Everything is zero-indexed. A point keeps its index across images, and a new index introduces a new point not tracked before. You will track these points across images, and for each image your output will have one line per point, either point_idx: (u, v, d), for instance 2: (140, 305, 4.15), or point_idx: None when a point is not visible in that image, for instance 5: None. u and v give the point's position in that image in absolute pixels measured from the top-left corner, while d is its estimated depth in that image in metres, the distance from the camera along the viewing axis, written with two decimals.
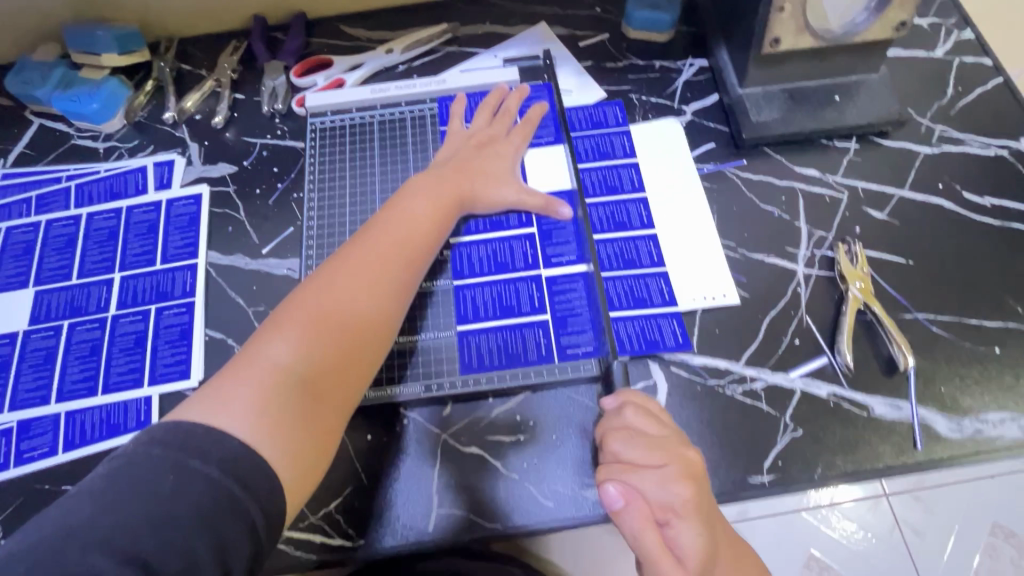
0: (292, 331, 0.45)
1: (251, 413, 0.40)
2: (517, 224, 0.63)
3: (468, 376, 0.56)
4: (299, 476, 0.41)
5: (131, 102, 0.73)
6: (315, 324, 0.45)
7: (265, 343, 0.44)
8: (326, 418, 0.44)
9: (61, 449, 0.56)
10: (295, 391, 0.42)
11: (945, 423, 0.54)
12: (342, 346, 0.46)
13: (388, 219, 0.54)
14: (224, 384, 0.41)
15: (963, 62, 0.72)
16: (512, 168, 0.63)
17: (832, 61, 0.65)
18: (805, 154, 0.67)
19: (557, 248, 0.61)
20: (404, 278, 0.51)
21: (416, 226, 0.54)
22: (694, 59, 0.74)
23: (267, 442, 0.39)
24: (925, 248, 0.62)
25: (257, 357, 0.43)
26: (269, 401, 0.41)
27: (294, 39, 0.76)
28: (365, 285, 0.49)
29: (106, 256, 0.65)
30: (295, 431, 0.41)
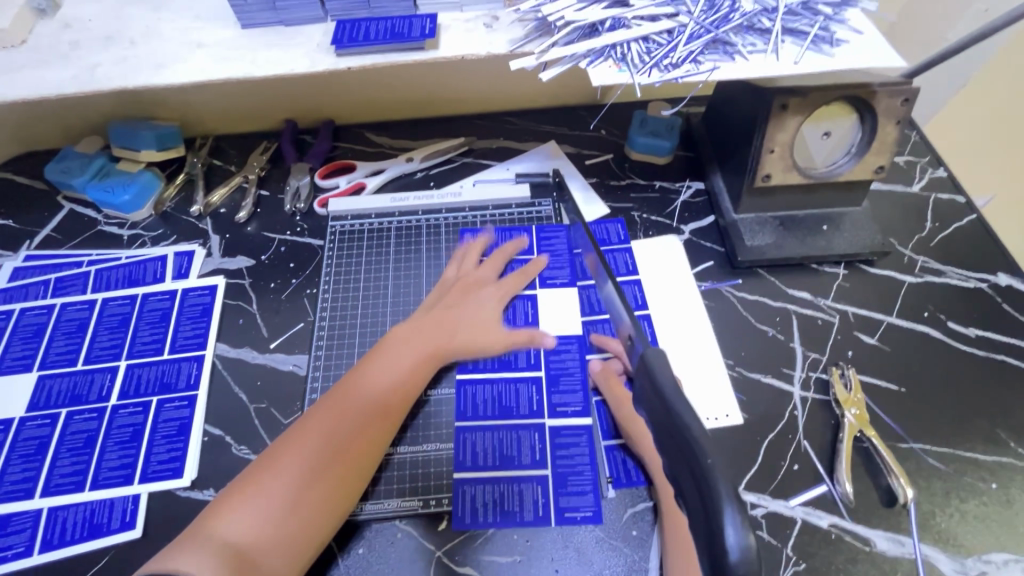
0: (258, 492, 0.44)
1: (202, 568, 0.39)
2: (525, 367, 0.63)
3: (458, 531, 0.54)
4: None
5: (162, 193, 0.77)
6: (282, 483, 0.45)
7: (229, 506, 0.43)
8: None
9: (38, 550, 0.54)
10: (245, 557, 0.42)
11: (949, 562, 0.53)
12: (306, 502, 0.46)
13: (369, 370, 0.56)
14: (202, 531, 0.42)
15: (938, 198, 0.78)
16: (496, 315, 0.65)
17: (820, 195, 0.70)
18: (797, 278, 0.71)
19: (564, 399, 0.61)
20: (374, 433, 0.52)
21: (392, 378, 0.56)
22: (691, 181, 0.79)
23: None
24: (916, 375, 0.64)
25: (218, 519, 0.43)
26: (220, 563, 0.40)
27: (322, 143, 0.81)
28: (337, 436, 0.49)
29: (115, 343, 0.66)
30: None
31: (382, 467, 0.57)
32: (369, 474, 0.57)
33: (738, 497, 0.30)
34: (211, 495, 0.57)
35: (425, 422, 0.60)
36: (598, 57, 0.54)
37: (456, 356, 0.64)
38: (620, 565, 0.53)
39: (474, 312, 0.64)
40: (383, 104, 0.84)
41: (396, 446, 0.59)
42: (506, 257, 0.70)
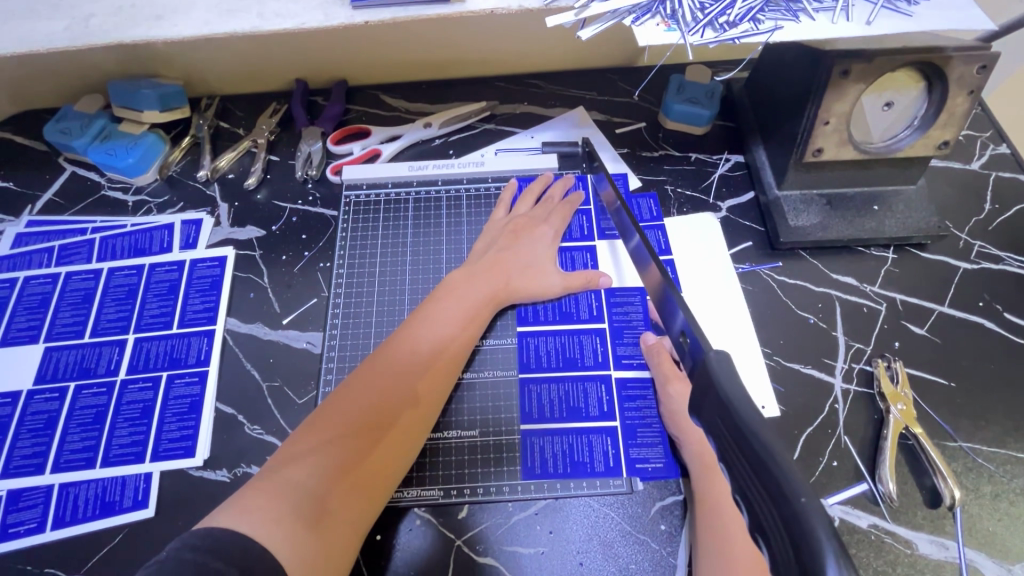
0: (327, 434, 0.44)
1: (274, 518, 0.38)
2: (588, 317, 0.60)
3: (530, 482, 0.53)
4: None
5: (166, 157, 0.73)
6: (347, 427, 0.44)
7: (299, 448, 0.43)
8: (340, 537, 0.41)
9: (50, 526, 0.53)
10: (321, 500, 0.41)
11: (995, 568, 0.51)
12: (370, 452, 0.45)
13: (425, 314, 0.55)
14: (270, 480, 0.41)
15: (1000, 177, 0.72)
16: (552, 258, 0.62)
17: (874, 171, 0.65)
18: (842, 261, 0.66)
19: (629, 348, 0.59)
20: (435, 376, 0.51)
21: (450, 320, 0.54)
22: (729, 154, 0.74)
23: (279, 542, 0.38)
24: (968, 369, 0.60)
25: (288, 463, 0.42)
26: (290, 513, 0.39)
27: (334, 105, 0.76)
28: (398, 379, 0.49)
29: (123, 315, 0.63)
30: (312, 538, 0.39)
31: (432, 458, 0.54)
32: (420, 479, 0.53)
33: (844, 553, 0.26)
34: (224, 476, 0.55)
35: (468, 409, 0.56)
36: (645, 13, 0.48)
37: (501, 347, 0.59)
38: (647, 561, 0.50)
39: (530, 255, 0.61)
40: (400, 64, 0.78)
41: (450, 453, 0.54)
42: (558, 201, 0.67)
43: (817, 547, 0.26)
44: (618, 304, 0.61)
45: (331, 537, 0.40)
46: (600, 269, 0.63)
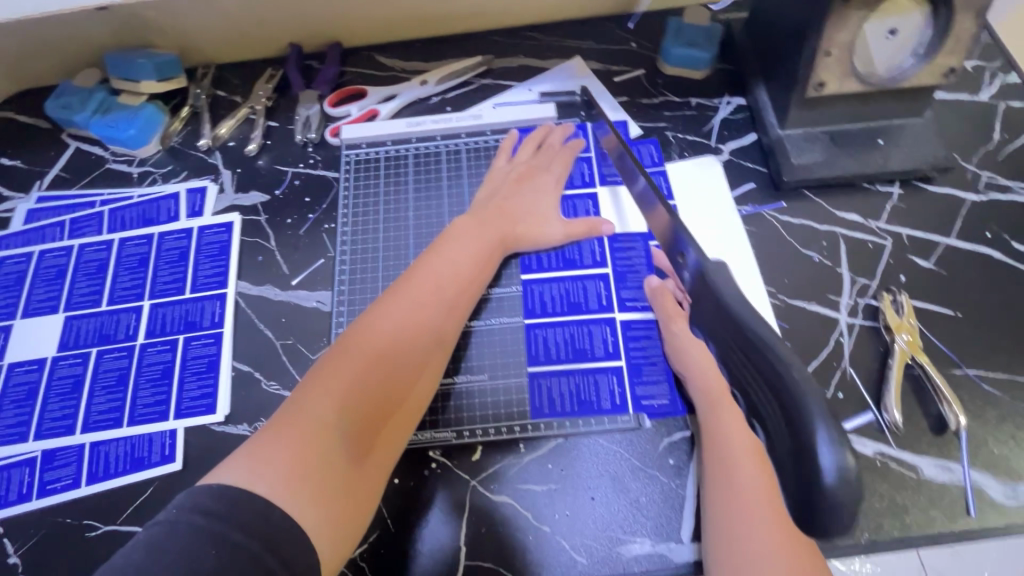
0: (345, 378, 0.39)
1: (298, 474, 0.34)
2: (591, 263, 0.61)
3: (539, 421, 0.55)
4: (337, 551, 0.35)
5: (167, 127, 0.74)
6: (366, 375, 0.40)
7: (314, 391, 0.38)
8: (364, 496, 0.38)
9: (84, 482, 0.55)
10: (346, 453, 0.37)
11: (999, 488, 0.52)
12: (389, 401, 0.41)
13: (435, 259, 0.51)
14: (271, 442, 0.35)
15: (1010, 107, 0.70)
16: (553, 205, 0.62)
17: (878, 104, 0.63)
18: (847, 199, 0.66)
19: (633, 291, 0.59)
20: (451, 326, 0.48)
21: (462, 266, 0.51)
22: (730, 97, 0.73)
23: (303, 503, 0.33)
24: (974, 299, 0.60)
25: (307, 408, 0.37)
26: (315, 466, 0.35)
27: (330, 68, 0.76)
28: (416, 325, 0.45)
29: (137, 282, 0.65)
30: (339, 495, 0.35)
31: (440, 401, 0.56)
32: (432, 422, 0.55)
33: (832, 422, 0.33)
34: (245, 430, 0.57)
35: (475, 355, 0.58)
36: None
37: (507, 295, 0.60)
38: (656, 493, 0.52)
39: (530, 207, 0.61)
40: (393, 22, 0.77)
41: (460, 396, 0.56)
42: (555, 149, 0.66)
43: (808, 414, 0.33)
44: (621, 249, 0.62)
45: (357, 493, 0.37)
46: (602, 216, 0.63)
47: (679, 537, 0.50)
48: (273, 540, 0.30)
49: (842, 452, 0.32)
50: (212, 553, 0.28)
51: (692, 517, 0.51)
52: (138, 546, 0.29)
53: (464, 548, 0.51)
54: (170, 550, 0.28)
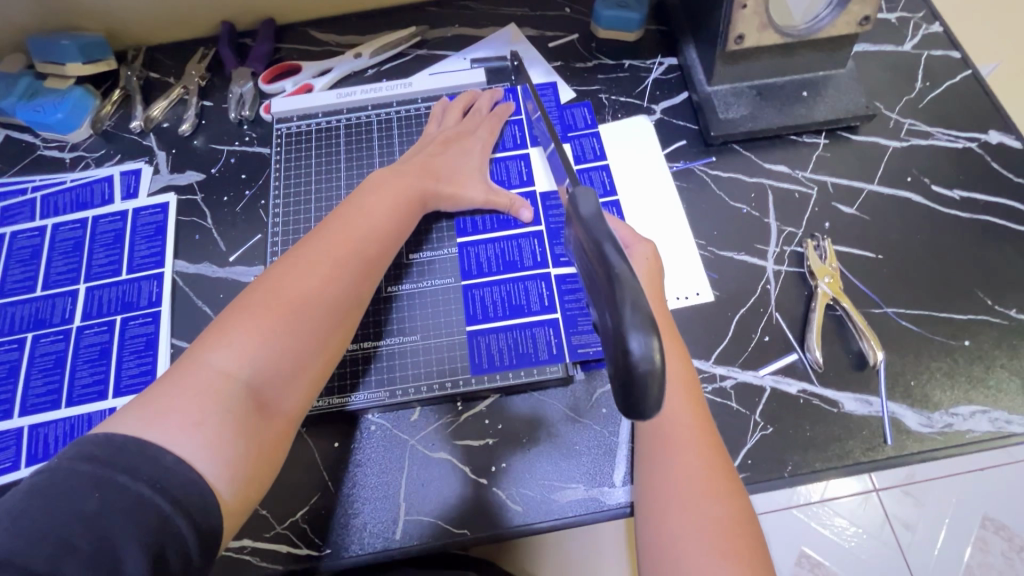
0: (243, 333, 0.42)
1: (193, 423, 0.37)
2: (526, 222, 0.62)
3: (480, 376, 0.56)
4: (240, 487, 0.38)
5: (98, 111, 0.72)
6: (268, 331, 0.42)
7: (214, 346, 0.41)
8: (270, 439, 0.41)
9: (24, 463, 0.55)
10: (243, 402, 0.40)
11: (916, 417, 0.54)
12: (294, 355, 0.43)
13: (348, 215, 0.51)
14: (171, 393, 0.38)
15: (932, 56, 0.72)
16: (480, 168, 0.63)
17: (799, 56, 0.65)
18: (775, 151, 0.67)
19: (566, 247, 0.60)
20: (363, 278, 0.49)
21: (374, 222, 0.52)
22: (663, 58, 0.73)
23: (199, 447, 0.37)
24: (895, 242, 0.62)
25: (205, 362, 0.40)
26: (211, 415, 0.38)
27: (263, 45, 0.75)
28: (320, 280, 0.46)
29: (72, 267, 0.64)
30: (237, 440, 0.39)
31: (377, 364, 0.56)
32: (365, 383, 0.56)
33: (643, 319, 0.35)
34: None
35: (409, 318, 0.58)
36: None
37: (440, 258, 0.61)
38: (589, 441, 0.54)
39: (454, 167, 0.61)
40: None
41: (392, 357, 0.57)
42: (484, 114, 0.67)
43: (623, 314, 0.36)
44: (554, 208, 0.63)
45: (258, 436, 0.40)
46: (533, 179, 0.65)
47: (612, 481, 0.52)
48: (159, 480, 0.34)
49: (650, 340, 0.35)
50: (95, 493, 0.33)
51: (624, 462, 0.53)
52: (23, 492, 0.33)
53: (404, 503, 0.52)
54: (54, 492, 0.32)
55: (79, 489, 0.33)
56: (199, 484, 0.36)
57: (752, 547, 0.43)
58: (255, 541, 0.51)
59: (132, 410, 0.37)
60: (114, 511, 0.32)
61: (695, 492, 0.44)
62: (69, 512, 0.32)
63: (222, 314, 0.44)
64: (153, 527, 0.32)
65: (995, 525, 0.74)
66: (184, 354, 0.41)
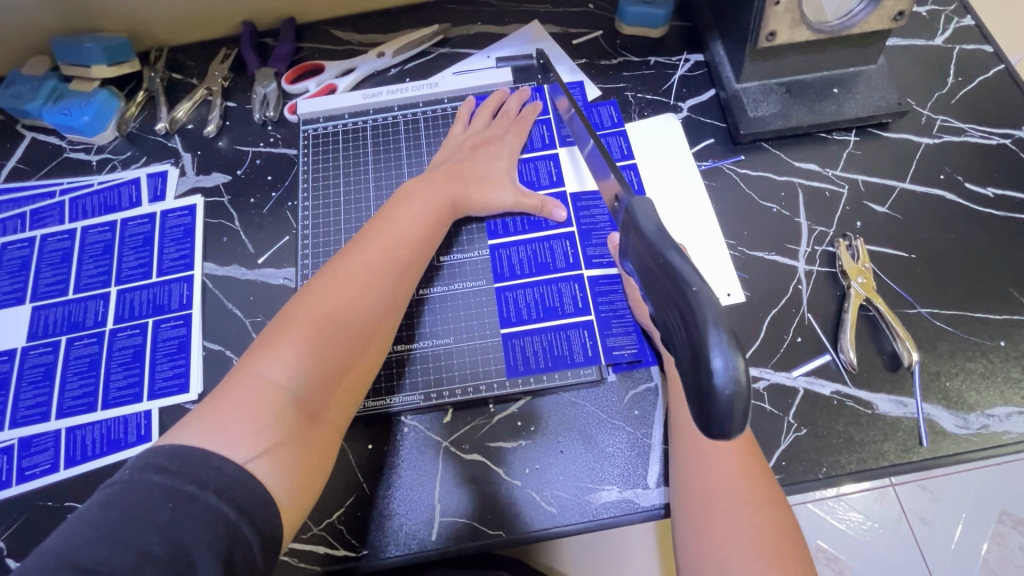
0: (289, 346, 0.42)
1: (250, 434, 0.38)
2: (556, 224, 0.62)
3: (515, 378, 0.56)
4: (296, 494, 0.39)
5: (123, 113, 0.72)
6: (314, 342, 0.43)
7: (262, 358, 0.41)
8: (320, 448, 0.42)
9: (63, 465, 0.56)
10: (294, 412, 0.40)
11: (952, 419, 0.54)
12: (339, 364, 0.44)
13: (380, 226, 0.52)
14: (224, 406, 0.39)
15: (964, 50, 0.70)
16: (510, 171, 0.63)
17: (831, 52, 0.64)
18: (805, 149, 0.66)
19: (597, 248, 0.60)
20: (399, 287, 0.49)
21: (407, 230, 0.52)
22: (689, 54, 0.72)
23: (257, 457, 0.37)
24: (928, 241, 0.61)
25: (255, 374, 0.41)
26: (267, 426, 0.39)
27: (284, 45, 0.75)
28: (359, 290, 0.47)
29: (103, 270, 0.65)
30: (291, 449, 0.39)
31: (412, 367, 0.57)
32: (399, 385, 0.56)
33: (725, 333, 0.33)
34: None
35: (442, 322, 0.58)
36: None
37: (473, 260, 0.61)
38: (623, 443, 0.54)
39: (485, 172, 0.61)
40: None
41: (424, 359, 0.57)
42: (513, 116, 0.67)
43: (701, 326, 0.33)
44: (584, 209, 0.63)
45: (310, 445, 0.41)
46: (562, 179, 0.64)
47: (646, 483, 0.52)
48: (225, 489, 0.35)
49: (733, 360, 0.32)
50: (167, 503, 0.33)
51: (658, 463, 0.53)
52: (97, 504, 0.33)
53: (437, 505, 0.53)
54: (129, 505, 0.33)
55: (140, 500, 0.33)
56: (260, 489, 0.36)
57: (797, 556, 0.42)
58: (293, 542, 0.52)
59: (190, 424, 0.38)
60: (181, 518, 0.33)
61: (734, 499, 0.44)
62: (145, 521, 0.32)
63: (266, 329, 0.44)
64: (223, 534, 0.33)
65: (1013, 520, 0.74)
66: (232, 369, 0.42)
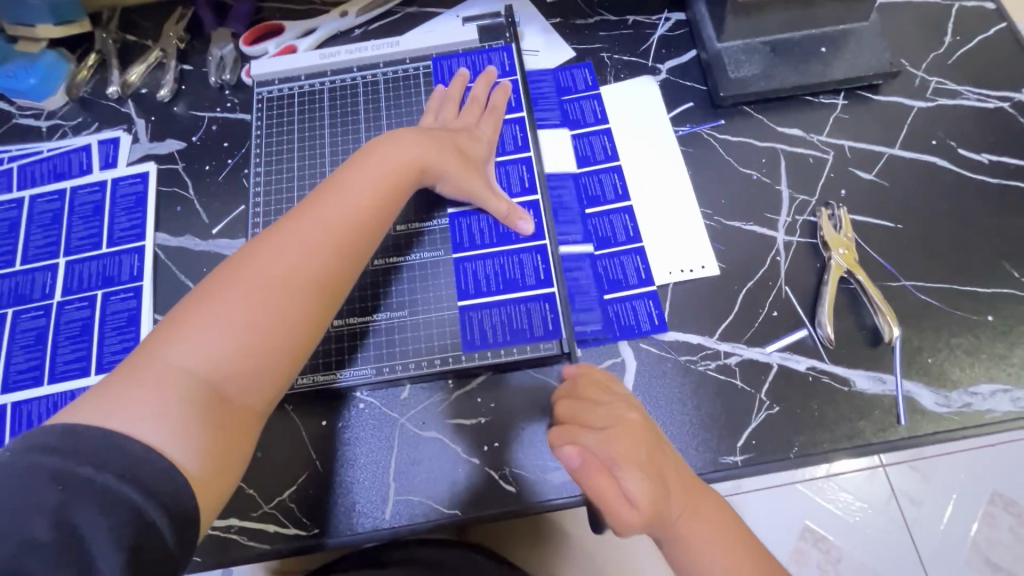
0: (199, 327, 0.40)
1: (154, 412, 0.37)
2: (519, 191, 0.59)
3: (471, 353, 0.53)
4: (211, 474, 0.38)
5: (73, 76, 0.69)
6: (228, 317, 0.40)
7: (171, 338, 0.39)
8: (240, 423, 0.40)
9: (8, 441, 0.54)
10: (203, 391, 0.39)
11: (932, 397, 0.51)
12: (257, 341, 0.41)
13: (323, 190, 0.47)
14: (127, 382, 0.37)
15: (963, 7, 0.66)
16: (489, 138, 0.59)
17: (818, 8, 0.60)
18: (789, 113, 0.62)
19: (563, 226, 0.58)
20: (336, 259, 0.45)
21: (356, 195, 0.48)
22: (670, 12, 0.68)
23: (162, 434, 0.36)
24: (916, 209, 0.58)
25: (162, 354, 0.39)
26: (171, 407, 0.37)
27: (243, 4, 0.71)
28: (286, 263, 0.43)
29: (51, 240, 0.62)
30: (201, 428, 0.38)
31: (366, 340, 0.54)
32: (352, 359, 0.54)
33: None
34: None
35: (400, 293, 0.56)
36: None
37: (434, 230, 0.58)
38: None
39: (457, 137, 0.56)
40: None
41: (380, 333, 0.54)
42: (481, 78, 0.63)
43: None
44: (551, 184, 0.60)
45: (226, 427, 0.39)
46: (528, 144, 0.60)
47: None
48: (130, 472, 0.34)
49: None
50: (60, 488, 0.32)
51: None
52: None
53: (393, 484, 0.51)
54: (20, 488, 0.32)
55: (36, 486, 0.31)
56: (172, 471, 0.35)
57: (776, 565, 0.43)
58: (242, 520, 0.50)
59: (86, 400, 0.37)
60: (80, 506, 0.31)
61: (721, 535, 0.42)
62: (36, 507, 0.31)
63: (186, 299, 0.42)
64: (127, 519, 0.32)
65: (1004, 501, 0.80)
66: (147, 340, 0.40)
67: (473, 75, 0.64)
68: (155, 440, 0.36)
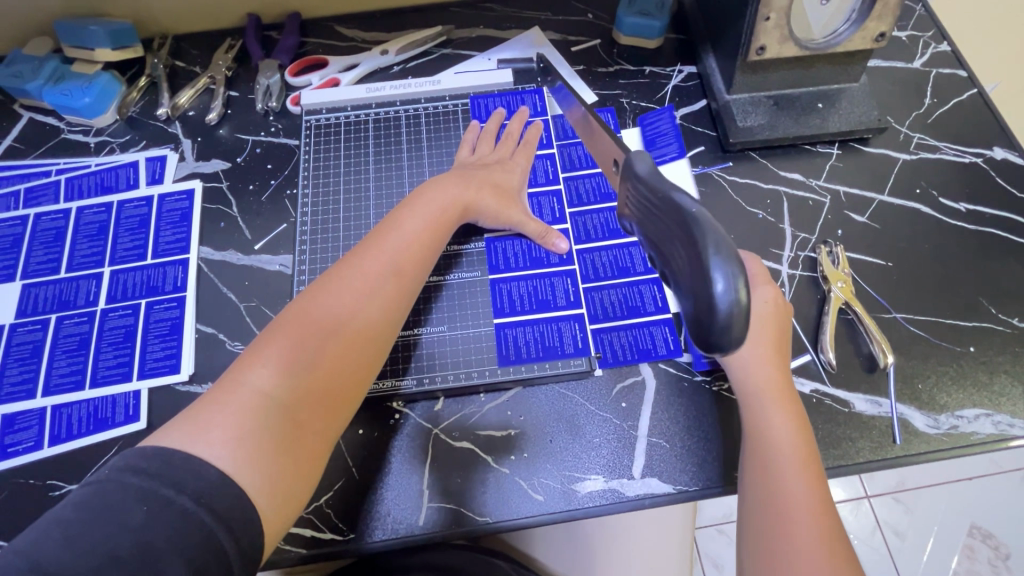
0: (273, 359, 0.43)
1: (232, 438, 0.39)
2: (550, 219, 0.64)
3: (506, 367, 0.57)
4: (278, 503, 0.39)
5: (124, 97, 0.73)
6: (301, 351, 0.44)
7: (249, 366, 0.42)
8: (308, 454, 0.42)
9: (47, 444, 0.55)
10: (273, 420, 0.41)
11: (923, 418, 0.56)
12: (326, 374, 0.44)
13: (381, 233, 0.52)
14: (206, 410, 0.40)
15: (940, 74, 0.74)
16: (522, 172, 0.64)
17: (815, 69, 0.67)
18: (789, 160, 0.69)
19: (590, 257, 0.62)
20: (396, 298, 0.50)
21: (409, 238, 0.52)
22: (682, 66, 0.75)
23: (240, 463, 0.38)
24: (903, 250, 0.64)
25: (239, 382, 0.42)
26: (247, 432, 0.39)
27: (289, 38, 0.76)
28: (351, 303, 0.47)
29: (96, 250, 0.65)
30: (272, 457, 0.40)
31: (406, 354, 0.58)
32: (393, 370, 0.57)
33: (731, 256, 0.36)
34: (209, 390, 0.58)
35: (440, 314, 0.59)
36: None
37: (470, 255, 0.62)
38: (611, 434, 0.55)
39: (492, 176, 0.62)
40: None
41: (420, 346, 0.58)
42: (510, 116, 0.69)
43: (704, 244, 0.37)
44: (580, 214, 0.64)
45: (295, 457, 0.41)
46: (559, 177, 0.66)
47: (632, 473, 0.53)
48: (192, 486, 0.36)
49: (734, 281, 0.36)
50: (140, 506, 0.34)
51: (643, 455, 0.54)
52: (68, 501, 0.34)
53: (426, 492, 0.53)
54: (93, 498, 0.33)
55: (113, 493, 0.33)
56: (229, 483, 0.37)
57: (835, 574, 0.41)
58: None
59: (171, 426, 0.39)
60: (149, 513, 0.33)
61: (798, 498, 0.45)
62: (113, 518, 0.33)
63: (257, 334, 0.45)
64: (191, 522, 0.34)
65: (981, 534, 1.07)
66: (219, 376, 0.43)
67: (507, 113, 0.71)
68: (233, 467, 0.38)
